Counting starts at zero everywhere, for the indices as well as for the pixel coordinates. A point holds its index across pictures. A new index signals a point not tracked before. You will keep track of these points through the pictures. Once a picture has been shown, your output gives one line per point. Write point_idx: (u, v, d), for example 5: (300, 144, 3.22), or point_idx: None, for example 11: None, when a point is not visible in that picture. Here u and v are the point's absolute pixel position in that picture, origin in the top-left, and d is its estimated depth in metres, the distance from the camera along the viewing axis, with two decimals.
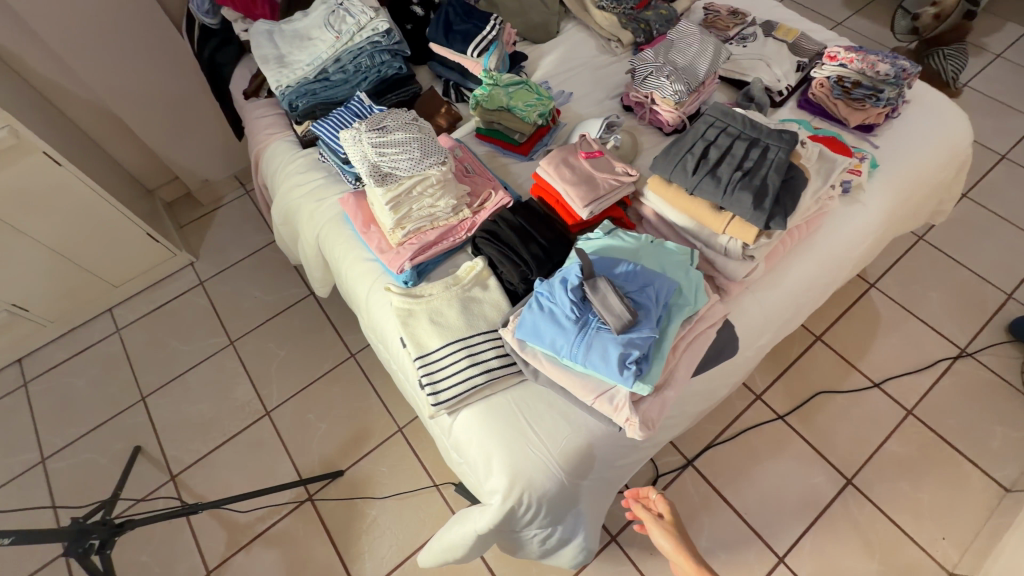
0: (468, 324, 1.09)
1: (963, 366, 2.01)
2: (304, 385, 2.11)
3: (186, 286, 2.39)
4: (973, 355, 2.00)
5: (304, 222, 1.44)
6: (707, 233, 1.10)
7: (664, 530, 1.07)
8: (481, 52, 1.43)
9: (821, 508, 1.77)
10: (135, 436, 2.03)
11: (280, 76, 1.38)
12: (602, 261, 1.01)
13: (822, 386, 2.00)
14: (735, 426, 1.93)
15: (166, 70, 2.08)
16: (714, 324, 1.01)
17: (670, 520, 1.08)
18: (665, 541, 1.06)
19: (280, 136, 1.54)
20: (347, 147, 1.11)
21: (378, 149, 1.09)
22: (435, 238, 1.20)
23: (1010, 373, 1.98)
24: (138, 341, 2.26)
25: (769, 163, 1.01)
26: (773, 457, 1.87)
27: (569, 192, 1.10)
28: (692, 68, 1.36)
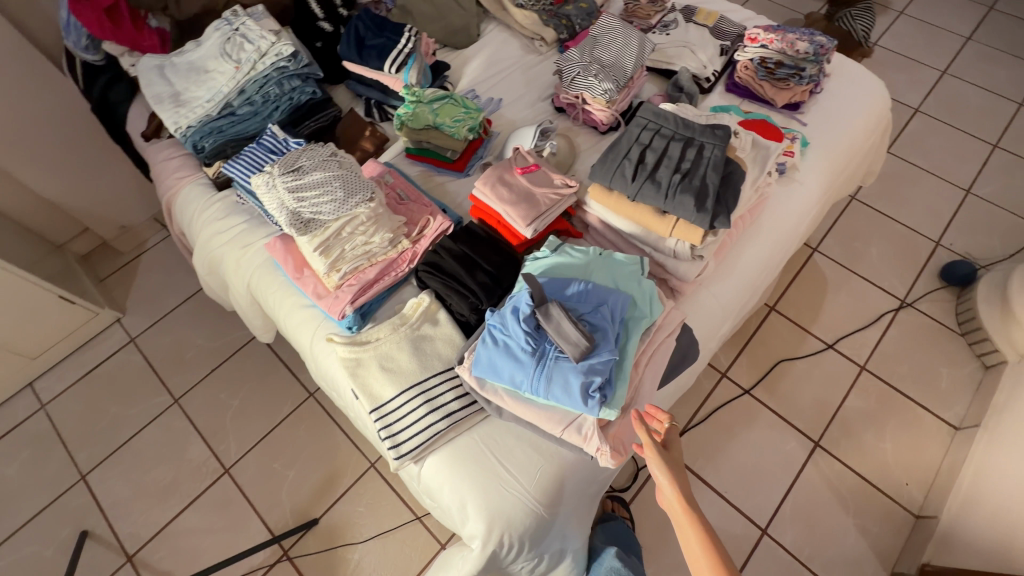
0: (421, 366, 1.02)
1: (905, 315, 2.10)
2: (264, 433, 1.97)
3: (116, 345, 2.18)
4: (913, 304, 2.10)
5: (231, 271, 1.32)
6: (654, 237, 1.07)
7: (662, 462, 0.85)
8: (400, 66, 1.34)
9: (796, 474, 1.83)
10: (83, 519, 1.84)
11: (178, 116, 1.24)
12: (553, 283, 0.96)
13: (785, 354, 2.05)
14: (707, 407, 1.95)
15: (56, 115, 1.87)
16: (673, 332, 0.99)
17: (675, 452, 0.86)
18: (660, 473, 0.85)
19: (190, 180, 1.40)
20: (262, 197, 1.03)
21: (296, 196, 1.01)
22: (375, 275, 1.12)
23: (947, 316, 2.10)
24: (68, 413, 2.04)
25: (706, 162, 0.98)
26: (746, 431, 1.91)
27: (509, 213, 1.05)
28: (619, 64, 1.32)
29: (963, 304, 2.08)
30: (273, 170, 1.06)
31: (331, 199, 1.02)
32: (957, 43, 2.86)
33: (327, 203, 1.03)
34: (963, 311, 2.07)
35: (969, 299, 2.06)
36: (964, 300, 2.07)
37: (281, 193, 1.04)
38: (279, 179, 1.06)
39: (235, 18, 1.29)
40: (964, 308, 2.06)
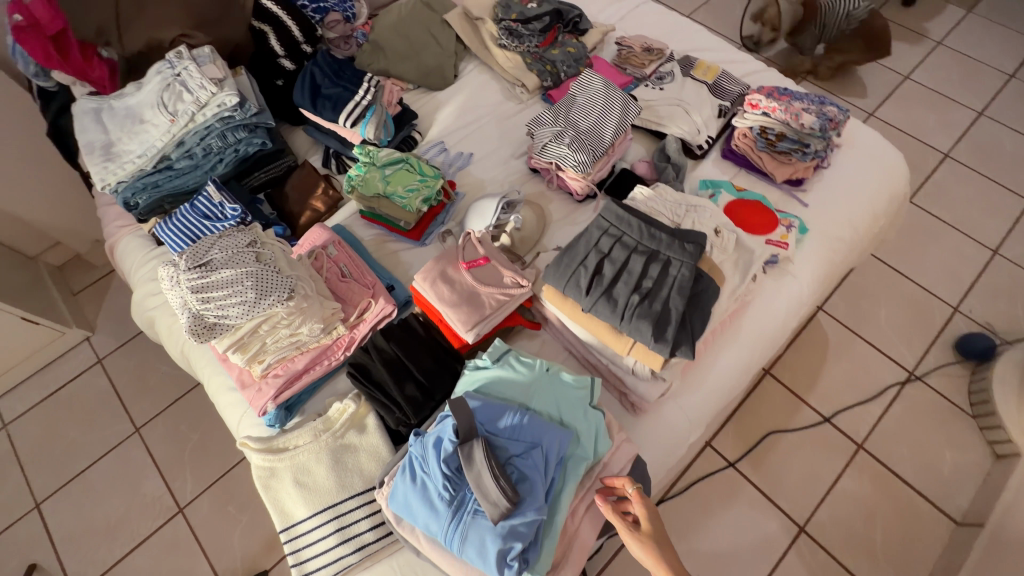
0: (338, 485, 0.92)
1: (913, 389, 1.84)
2: (222, 471, 1.89)
3: (83, 365, 2.10)
4: (922, 379, 1.85)
5: (166, 336, 1.23)
6: (612, 350, 0.95)
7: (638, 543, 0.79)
8: (356, 120, 1.22)
9: (775, 561, 1.60)
10: (30, 552, 1.77)
11: (106, 171, 1.13)
12: (485, 410, 0.85)
13: (775, 423, 1.81)
14: (685, 478, 1.72)
15: (28, 133, 1.80)
16: (621, 471, 0.87)
17: (649, 530, 0.79)
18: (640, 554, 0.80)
19: (131, 231, 1.30)
20: (162, 294, 0.88)
21: (199, 299, 0.87)
22: (304, 365, 1.02)
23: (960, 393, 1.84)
24: (29, 434, 1.97)
25: (671, 282, 0.85)
26: (724, 509, 1.68)
27: (448, 316, 0.93)
28: (598, 131, 1.18)
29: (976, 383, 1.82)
30: (179, 261, 0.91)
31: (240, 301, 0.87)
32: (997, 82, 2.61)
33: (236, 306, 0.88)
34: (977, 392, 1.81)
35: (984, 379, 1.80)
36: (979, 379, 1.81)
37: (184, 293, 0.87)
38: (185, 271, 0.90)
39: (178, 61, 1.18)
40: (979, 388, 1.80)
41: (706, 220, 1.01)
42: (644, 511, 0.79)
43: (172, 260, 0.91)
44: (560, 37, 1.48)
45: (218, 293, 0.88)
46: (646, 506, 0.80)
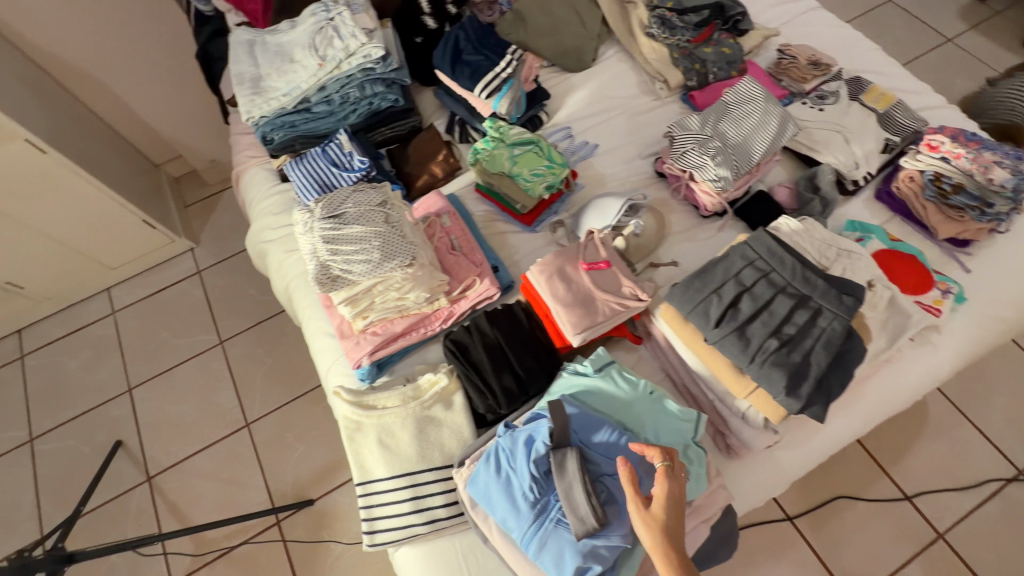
0: (419, 455, 0.93)
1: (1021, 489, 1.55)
2: (285, 400, 1.98)
3: (183, 273, 2.25)
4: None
5: (275, 269, 1.28)
6: (723, 387, 0.88)
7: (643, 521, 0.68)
8: (492, 92, 1.19)
9: None
10: (118, 431, 1.96)
11: (252, 104, 1.16)
12: (582, 419, 0.81)
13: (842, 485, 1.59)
14: None
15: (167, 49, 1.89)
16: (711, 517, 0.81)
17: (659, 510, 0.67)
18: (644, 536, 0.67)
19: (259, 162, 1.36)
20: (297, 237, 0.93)
21: (329, 248, 0.90)
22: (403, 329, 1.03)
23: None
24: (131, 325, 2.15)
25: (817, 334, 0.77)
26: (769, 564, 1.49)
27: (559, 315, 0.90)
28: (747, 147, 1.09)
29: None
30: (316, 207, 0.95)
31: (366, 259, 0.89)
32: None
33: (361, 262, 0.90)
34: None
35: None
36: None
37: (318, 242, 0.90)
38: (319, 219, 0.94)
39: (334, 6, 1.19)
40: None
41: (859, 270, 0.91)
42: (662, 492, 0.68)
43: (308, 206, 0.95)
44: (716, 35, 1.37)
45: (347, 246, 0.90)
46: (667, 488, 0.68)
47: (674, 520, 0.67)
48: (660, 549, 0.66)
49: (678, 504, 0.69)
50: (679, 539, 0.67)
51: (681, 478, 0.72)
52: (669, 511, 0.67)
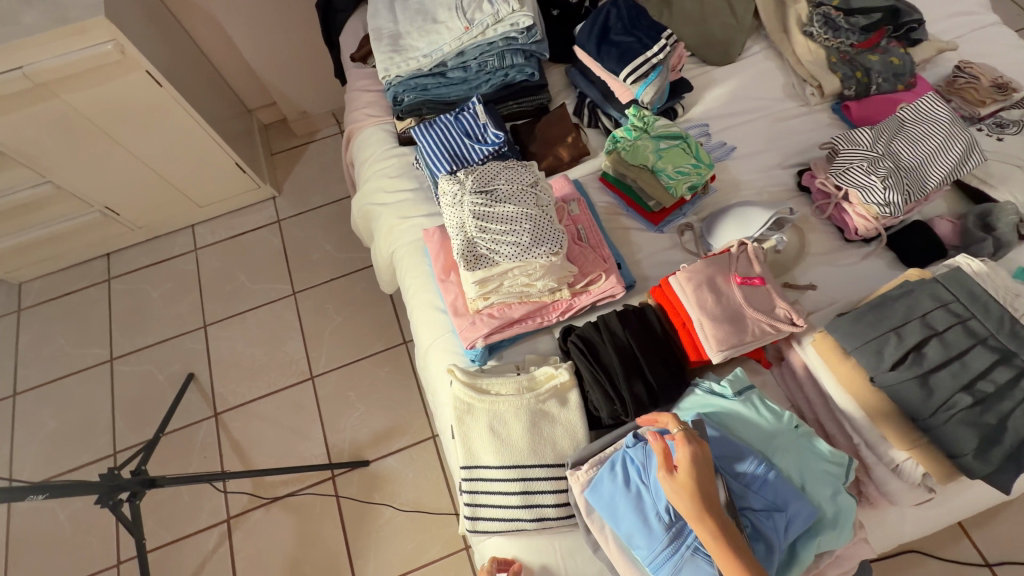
0: (531, 449, 0.90)
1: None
2: (351, 358, 1.97)
3: (264, 220, 2.26)
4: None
5: (381, 233, 1.26)
6: (875, 433, 0.81)
7: (673, 489, 0.68)
8: (637, 78, 1.11)
9: None
10: (190, 363, 2.00)
11: (390, 62, 1.13)
12: (724, 445, 0.77)
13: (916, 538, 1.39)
14: None
15: None
16: (849, 569, 0.76)
17: (685, 476, 0.67)
18: (680, 505, 0.67)
19: (377, 122, 1.33)
20: (445, 209, 0.92)
21: (479, 225, 0.89)
22: (521, 315, 0.99)
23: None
24: (210, 264, 2.19)
25: (1020, 397, 0.69)
26: None
27: (704, 327, 0.84)
28: (921, 173, 0.99)
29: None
30: (467, 181, 0.94)
31: (515, 242, 0.88)
32: None
33: (508, 245, 0.88)
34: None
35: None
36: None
37: (468, 215, 0.90)
38: (468, 192, 0.93)
39: None
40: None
41: None
42: (685, 456, 0.68)
43: (457, 175, 0.96)
44: (884, 42, 1.24)
45: (497, 225, 0.89)
46: (689, 451, 0.68)
47: (705, 485, 0.67)
48: (696, 513, 0.66)
49: (708, 467, 0.69)
50: (715, 499, 0.67)
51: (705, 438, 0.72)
52: (696, 472, 0.67)
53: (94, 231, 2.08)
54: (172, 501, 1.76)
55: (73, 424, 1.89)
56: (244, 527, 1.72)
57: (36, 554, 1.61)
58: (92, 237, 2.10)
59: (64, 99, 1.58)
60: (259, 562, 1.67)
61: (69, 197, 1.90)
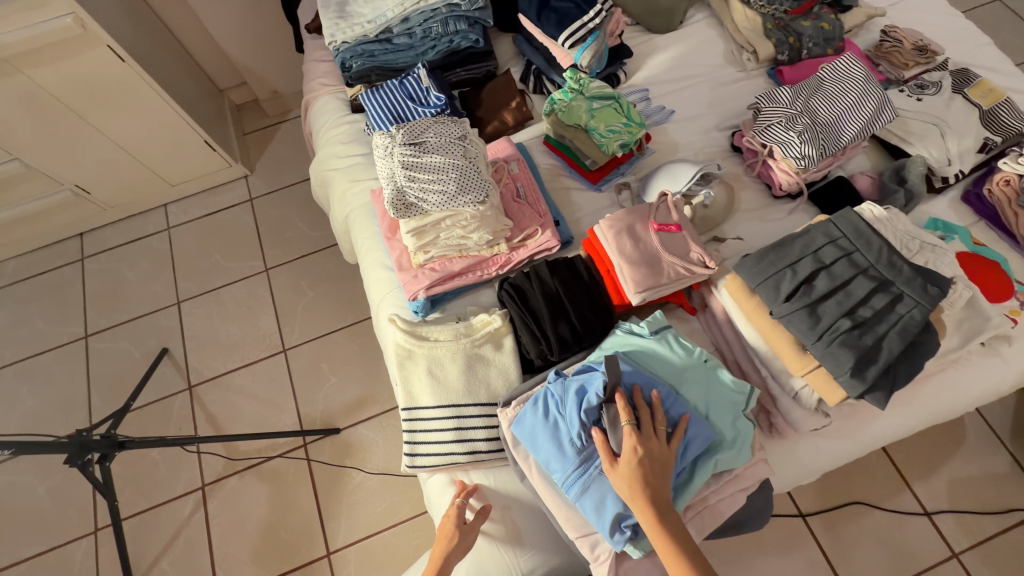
0: (466, 389, 0.96)
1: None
2: (324, 331, 2.02)
3: (237, 199, 2.29)
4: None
5: (335, 197, 1.30)
6: (778, 364, 0.88)
7: (618, 480, 0.74)
8: (575, 42, 1.16)
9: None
10: (166, 339, 2.04)
11: (336, 29, 1.18)
12: (635, 377, 0.83)
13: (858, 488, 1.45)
14: None
15: None
16: (749, 487, 0.82)
17: (626, 468, 0.74)
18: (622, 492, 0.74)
19: (332, 91, 1.37)
20: (377, 160, 0.97)
21: (407, 173, 0.94)
22: (460, 269, 1.04)
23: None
24: (184, 242, 2.22)
25: (895, 321, 0.75)
26: (770, 553, 1.36)
27: (622, 271, 0.90)
28: (836, 128, 1.05)
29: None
30: (397, 135, 1.00)
31: (441, 189, 0.94)
32: None
33: (435, 192, 0.94)
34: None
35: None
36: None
37: (397, 165, 0.96)
38: (399, 146, 0.98)
39: None
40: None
41: (944, 265, 0.87)
42: (627, 449, 0.74)
43: (389, 131, 1.01)
44: (816, 8, 1.30)
45: (425, 173, 0.95)
46: (630, 445, 0.74)
47: (643, 477, 0.73)
48: (635, 502, 0.72)
49: (652, 462, 0.74)
50: (655, 490, 0.73)
51: (652, 436, 0.76)
52: (636, 465, 0.74)
53: (66, 211, 2.10)
54: (148, 471, 1.80)
55: (51, 400, 1.93)
56: (218, 495, 1.76)
57: (15, 522, 1.65)
58: (65, 217, 2.12)
59: (28, 76, 1.59)
60: (234, 527, 1.72)
61: (40, 175, 1.92)
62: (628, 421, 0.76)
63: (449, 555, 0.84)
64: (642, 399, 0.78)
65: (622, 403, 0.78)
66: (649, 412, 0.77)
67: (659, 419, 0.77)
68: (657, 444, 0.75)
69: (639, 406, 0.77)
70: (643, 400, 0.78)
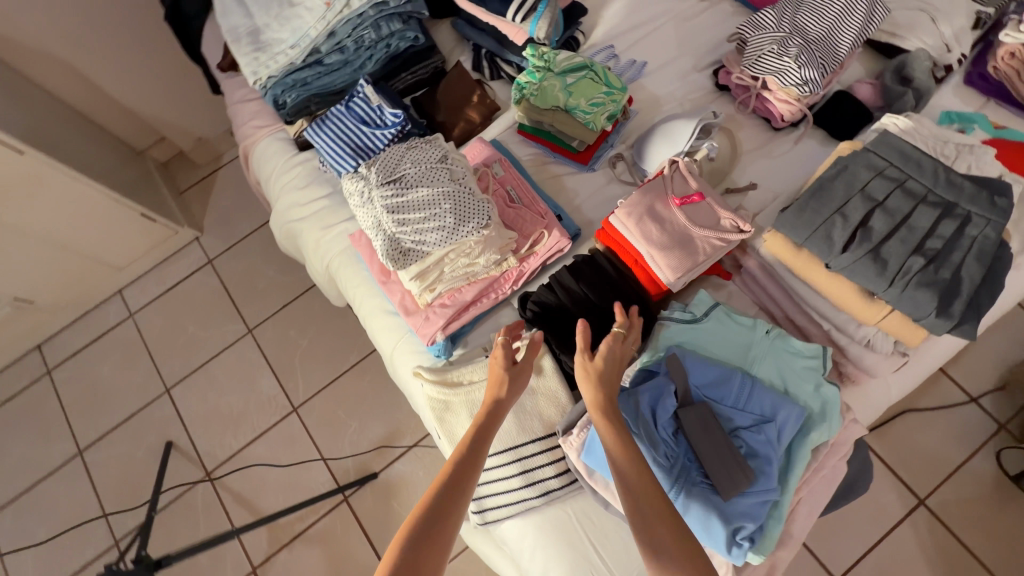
0: (518, 427, 0.88)
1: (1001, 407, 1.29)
2: (330, 378, 1.89)
3: (195, 264, 2.09)
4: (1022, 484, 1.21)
5: (309, 249, 1.17)
6: (841, 315, 0.81)
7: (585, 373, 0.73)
8: (527, 14, 1.02)
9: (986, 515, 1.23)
10: (166, 430, 1.88)
11: (257, 65, 1.03)
12: (702, 372, 0.76)
13: None
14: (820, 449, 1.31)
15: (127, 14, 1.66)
16: (845, 453, 0.77)
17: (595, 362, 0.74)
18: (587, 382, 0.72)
19: (268, 131, 1.22)
20: (357, 212, 0.87)
21: (397, 218, 0.84)
22: (473, 297, 0.95)
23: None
24: (154, 325, 2.03)
25: (967, 247, 0.68)
26: None
27: (655, 259, 0.81)
28: (831, 43, 0.97)
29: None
30: (370, 173, 0.89)
31: (438, 227, 0.84)
32: None
33: (433, 231, 0.85)
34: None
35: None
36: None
37: (381, 211, 0.85)
38: (376, 188, 0.87)
39: None
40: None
41: (986, 165, 0.80)
42: (609, 348, 0.75)
43: (359, 171, 0.90)
44: None
45: (414, 213, 0.85)
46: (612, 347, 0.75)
47: (613, 378, 0.73)
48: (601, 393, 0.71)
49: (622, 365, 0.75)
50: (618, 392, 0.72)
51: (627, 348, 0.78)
52: (611, 366, 0.74)
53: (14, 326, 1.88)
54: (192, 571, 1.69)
55: (62, 528, 1.77)
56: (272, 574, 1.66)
57: None
58: (15, 333, 1.91)
59: None
60: None
61: None
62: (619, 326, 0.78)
63: (501, 394, 0.78)
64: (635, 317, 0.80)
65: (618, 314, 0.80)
66: (632, 329, 0.80)
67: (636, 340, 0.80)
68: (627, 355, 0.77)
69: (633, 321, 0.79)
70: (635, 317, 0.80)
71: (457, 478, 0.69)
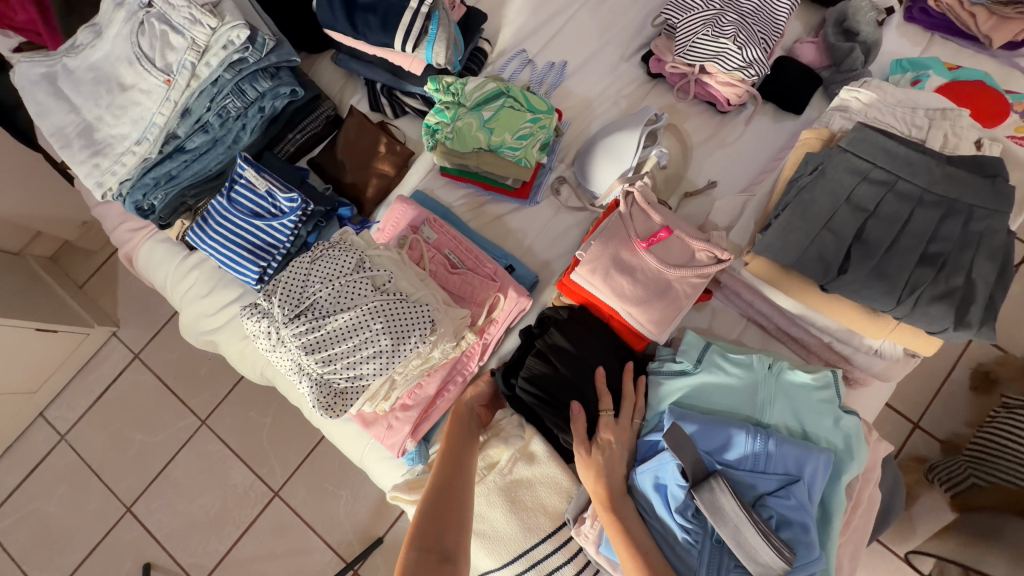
0: (524, 530, 0.76)
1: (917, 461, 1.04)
2: (308, 448, 1.42)
3: (120, 364, 1.54)
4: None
5: (234, 360, 1.00)
6: (842, 327, 0.73)
7: (585, 467, 0.70)
8: (418, 42, 0.85)
9: None
10: (142, 550, 1.39)
11: (103, 172, 0.83)
12: (709, 437, 0.66)
13: None
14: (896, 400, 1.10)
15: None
16: (873, 476, 0.71)
17: (589, 451, 0.70)
18: (586, 476, 0.69)
19: (148, 235, 1.02)
20: (273, 357, 0.73)
21: (321, 357, 0.70)
22: (435, 389, 0.83)
23: (957, 531, 0.89)
24: (96, 444, 1.48)
25: (975, 244, 0.61)
26: None
27: (633, 317, 0.74)
28: (766, 13, 0.89)
29: (992, 466, 0.88)
30: (274, 302, 0.73)
31: (373, 358, 0.70)
32: None
33: (367, 364, 0.70)
34: (958, 489, 0.93)
35: (980, 489, 0.89)
36: (1006, 427, 0.90)
37: (298, 353, 0.70)
38: (284, 325, 0.72)
39: None
40: (989, 509, 0.86)
41: (965, 128, 0.71)
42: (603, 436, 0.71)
43: (257, 305, 0.74)
44: None
45: (339, 343, 0.71)
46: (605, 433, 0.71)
47: (613, 464, 0.69)
48: (596, 489, 0.68)
49: (620, 450, 0.70)
50: (621, 486, 0.68)
51: (629, 425, 0.72)
52: (606, 454, 0.70)
53: None
54: None
55: None
56: None
57: None
58: None
59: None
60: None
61: None
62: (608, 407, 0.72)
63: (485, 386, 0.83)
64: (630, 382, 0.74)
65: (604, 386, 0.74)
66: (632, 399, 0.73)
67: (641, 411, 0.73)
68: (626, 431, 0.72)
69: (624, 388, 0.73)
70: (631, 383, 0.74)
71: (461, 449, 0.75)
